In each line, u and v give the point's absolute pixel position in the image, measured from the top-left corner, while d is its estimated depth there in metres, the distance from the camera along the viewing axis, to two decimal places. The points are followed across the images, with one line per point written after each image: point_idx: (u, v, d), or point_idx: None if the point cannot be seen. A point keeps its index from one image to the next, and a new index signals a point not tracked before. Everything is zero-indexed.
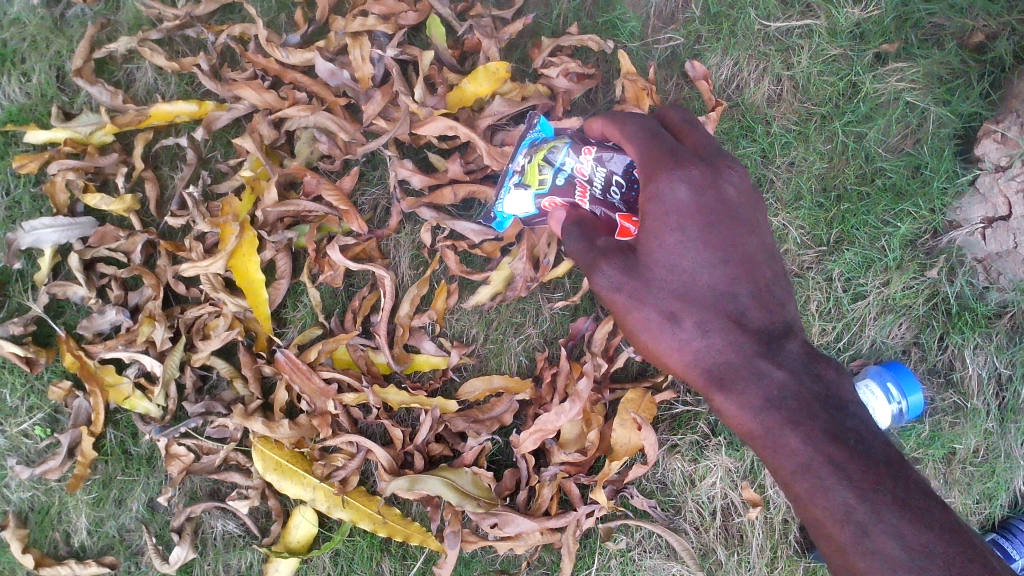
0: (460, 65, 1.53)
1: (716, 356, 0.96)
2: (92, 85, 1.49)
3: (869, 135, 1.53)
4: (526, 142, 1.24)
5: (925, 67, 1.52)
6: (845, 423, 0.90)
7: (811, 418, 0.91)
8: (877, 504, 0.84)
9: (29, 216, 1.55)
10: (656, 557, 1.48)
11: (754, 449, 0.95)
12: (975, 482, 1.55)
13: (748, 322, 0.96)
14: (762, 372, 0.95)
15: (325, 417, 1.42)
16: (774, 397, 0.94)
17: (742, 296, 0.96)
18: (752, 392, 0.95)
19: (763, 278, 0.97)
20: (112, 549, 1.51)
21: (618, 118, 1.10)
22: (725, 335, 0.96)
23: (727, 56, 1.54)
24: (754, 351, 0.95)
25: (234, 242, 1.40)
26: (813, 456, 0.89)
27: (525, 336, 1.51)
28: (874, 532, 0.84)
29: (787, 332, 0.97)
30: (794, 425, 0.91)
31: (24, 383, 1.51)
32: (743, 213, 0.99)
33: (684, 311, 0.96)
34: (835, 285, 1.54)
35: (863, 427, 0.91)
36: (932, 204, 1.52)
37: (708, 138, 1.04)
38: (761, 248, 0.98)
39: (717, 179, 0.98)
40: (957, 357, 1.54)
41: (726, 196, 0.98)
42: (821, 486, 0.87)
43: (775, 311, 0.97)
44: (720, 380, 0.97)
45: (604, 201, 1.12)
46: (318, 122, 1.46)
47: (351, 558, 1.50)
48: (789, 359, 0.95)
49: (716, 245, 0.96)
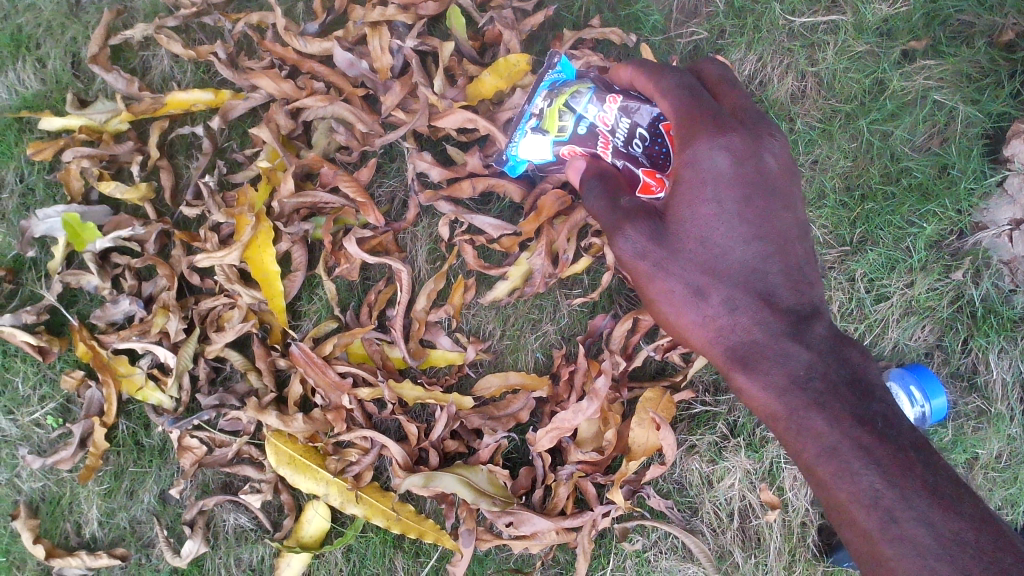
0: (480, 57, 1.51)
1: (740, 334, 0.97)
2: (108, 72, 1.48)
3: (895, 134, 1.50)
4: (546, 85, 1.19)
5: (953, 66, 1.49)
6: (872, 406, 0.89)
7: (839, 399, 0.90)
8: (905, 489, 0.82)
9: (43, 203, 1.53)
10: (672, 558, 1.46)
11: (775, 432, 0.95)
12: (998, 488, 1.52)
13: (777, 301, 0.96)
14: (787, 353, 0.95)
15: (339, 412, 1.40)
16: (799, 378, 0.93)
17: (773, 277, 0.96)
18: (775, 373, 0.95)
19: (794, 257, 0.97)
20: (123, 541, 1.50)
21: (651, 67, 1.06)
22: (752, 313, 0.96)
23: (751, 51, 1.52)
24: (781, 331, 0.95)
25: (249, 233, 1.38)
26: (840, 439, 0.88)
27: (542, 332, 1.49)
28: (902, 518, 0.81)
29: (814, 314, 0.96)
30: (819, 407, 0.90)
31: (36, 371, 1.50)
32: (781, 187, 0.98)
33: (713, 285, 0.96)
34: (858, 286, 1.50)
35: (891, 411, 0.89)
36: (959, 204, 1.49)
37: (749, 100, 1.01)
38: (794, 223, 0.98)
39: (757, 147, 0.97)
40: (981, 361, 1.50)
41: (766, 167, 0.97)
42: (848, 470, 0.86)
43: (803, 291, 0.97)
44: (743, 358, 0.97)
45: (626, 153, 1.11)
46: (335, 113, 1.44)
47: (364, 554, 1.48)
48: (815, 340, 0.95)
49: (752, 220, 0.95)
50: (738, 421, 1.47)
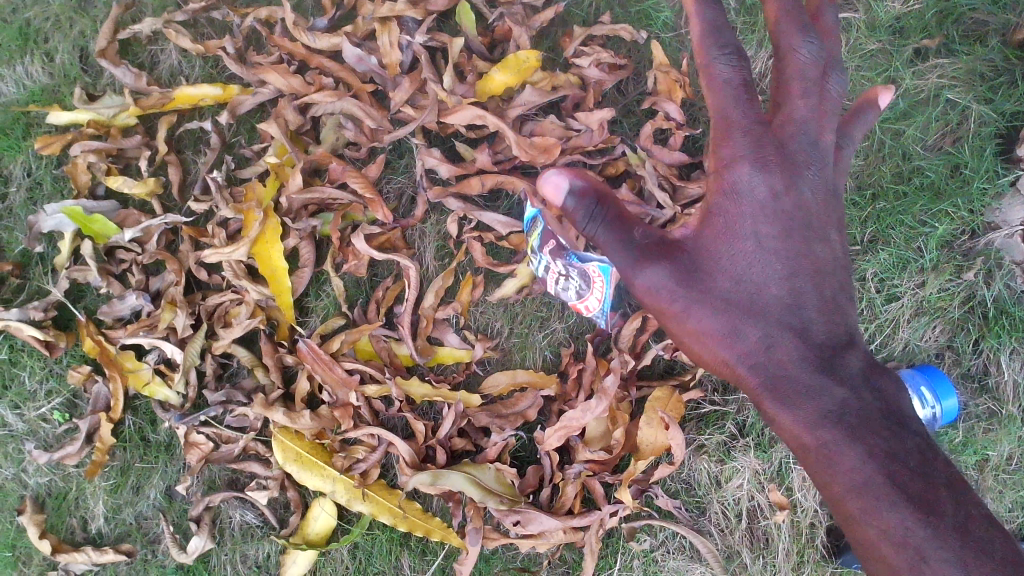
0: (490, 53, 1.50)
1: (772, 364, 0.97)
2: (116, 66, 1.47)
3: (907, 133, 1.49)
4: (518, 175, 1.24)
5: (966, 64, 1.48)
6: (906, 442, 0.90)
7: (873, 434, 0.91)
8: (938, 530, 0.84)
9: (50, 197, 1.53)
10: (680, 558, 1.45)
11: (805, 465, 0.95)
12: (1009, 489, 1.50)
13: (812, 334, 0.97)
14: (820, 387, 0.95)
15: (347, 409, 1.39)
16: (833, 414, 0.93)
17: (807, 308, 0.97)
18: (808, 407, 0.95)
19: (828, 288, 0.98)
20: (129, 537, 1.49)
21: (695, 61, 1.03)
22: (785, 345, 0.96)
23: (762, 48, 1.52)
24: (814, 364, 0.96)
25: (257, 229, 1.38)
26: (872, 476, 0.89)
27: (550, 330, 1.48)
28: (933, 559, 0.83)
29: (848, 345, 0.97)
30: (854, 441, 0.91)
31: (43, 366, 1.49)
32: (817, 217, 0.99)
33: (748, 321, 0.96)
34: (869, 286, 1.49)
35: (923, 447, 0.90)
36: (971, 204, 1.47)
37: (797, 112, 1.00)
38: (829, 256, 0.99)
39: (796, 178, 0.98)
40: (992, 362, 1.48)
41: (803, 199, 0.98)
42: (877, 508, 0.87)
43: (838, 323, 0.98)
44: (775, 390, 0.97)
45: None
46: (343, 109, 1.43)
47: (370, 551, 1.48)
48: (849, 374, 0.95)
49: (788, 256, 0.97)
50: (747, 420, 1.46)
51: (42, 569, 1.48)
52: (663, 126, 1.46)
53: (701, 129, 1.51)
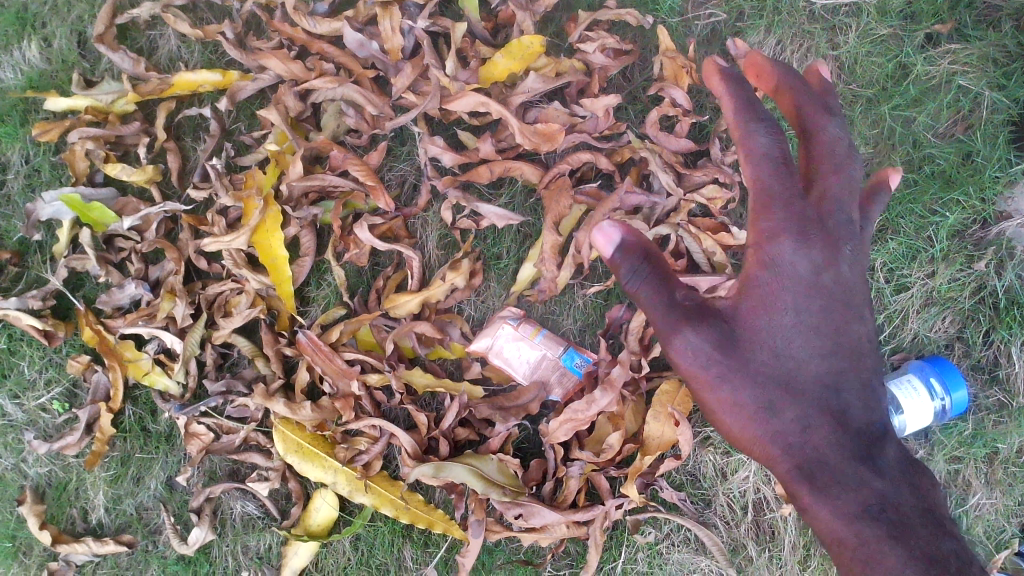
0: (494, 38, 1.48)
1: (810, 451, 0.96)
2: (114, 51, 1.45)
3: (918, 120, 1.47)
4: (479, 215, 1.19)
5: (979, 50, 1.45)
6: (944, 545, 0.91)
7: (914, 534, 0.91)
8: None
9: (49, 184, 1.51)
10: (685, 551, 1.44)
11: (840, 561, 0.94)
12: (1018, 483, 1.45)
13: (850, 421, 0.97)
14: (860, 480, 0.95)
15: (348, 399, 1.38)
16: (871, 506, 0.94)
17: (845, 388, 0.97)
18: (849, 501, 0.94)
19: (864, 376, 0.98)
20: (130, 527, 1.48)
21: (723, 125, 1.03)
22: (825, 436, 0.96)
23: (770, 33, 1.49)
24: (853, 456, 0.96)
25: (257, 217, 1.36)
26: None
27: (557, 324, 1.48)
28: None
29: (884, 438, 0.98)
30: (894, 538, 0.91)
31: (42, 355, 1.48)
32: (856, 299, 1.00)
33: (785, 401, 0.96)
34: (878, 276, 1.46)
35: (960, 553, 0.91)
36: (983, 192, 1.45)
37: (832, 186, 1.01)
38: (863, 336, 1.00)
39: (838, 255, 0.99)
40: (1002, 353, 1.46)
41: (843, 275, 0.99)
42: None
43: (875, 413, 0.99)
44: (811, 479, 0.96)
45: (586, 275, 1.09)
46: (345, 95, 1.41)
47: (372, 543, 1.46)
48: (886, 467, 0.96)
49: (829, 329, 0.97)
50: None
51: (42, 560, 1.47)
52: (669, 111, 1.43)
53: (708, 116, 1.49)
